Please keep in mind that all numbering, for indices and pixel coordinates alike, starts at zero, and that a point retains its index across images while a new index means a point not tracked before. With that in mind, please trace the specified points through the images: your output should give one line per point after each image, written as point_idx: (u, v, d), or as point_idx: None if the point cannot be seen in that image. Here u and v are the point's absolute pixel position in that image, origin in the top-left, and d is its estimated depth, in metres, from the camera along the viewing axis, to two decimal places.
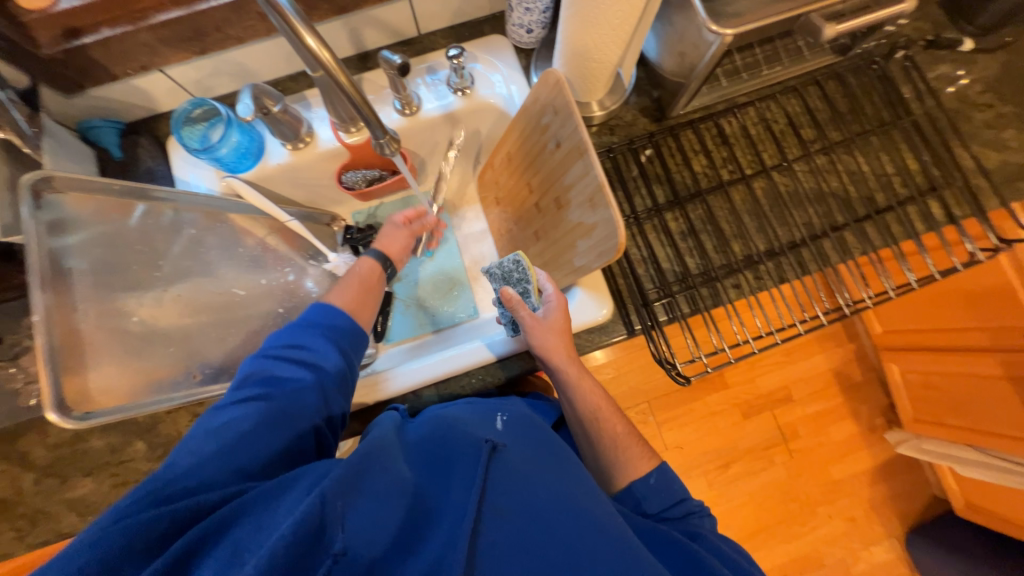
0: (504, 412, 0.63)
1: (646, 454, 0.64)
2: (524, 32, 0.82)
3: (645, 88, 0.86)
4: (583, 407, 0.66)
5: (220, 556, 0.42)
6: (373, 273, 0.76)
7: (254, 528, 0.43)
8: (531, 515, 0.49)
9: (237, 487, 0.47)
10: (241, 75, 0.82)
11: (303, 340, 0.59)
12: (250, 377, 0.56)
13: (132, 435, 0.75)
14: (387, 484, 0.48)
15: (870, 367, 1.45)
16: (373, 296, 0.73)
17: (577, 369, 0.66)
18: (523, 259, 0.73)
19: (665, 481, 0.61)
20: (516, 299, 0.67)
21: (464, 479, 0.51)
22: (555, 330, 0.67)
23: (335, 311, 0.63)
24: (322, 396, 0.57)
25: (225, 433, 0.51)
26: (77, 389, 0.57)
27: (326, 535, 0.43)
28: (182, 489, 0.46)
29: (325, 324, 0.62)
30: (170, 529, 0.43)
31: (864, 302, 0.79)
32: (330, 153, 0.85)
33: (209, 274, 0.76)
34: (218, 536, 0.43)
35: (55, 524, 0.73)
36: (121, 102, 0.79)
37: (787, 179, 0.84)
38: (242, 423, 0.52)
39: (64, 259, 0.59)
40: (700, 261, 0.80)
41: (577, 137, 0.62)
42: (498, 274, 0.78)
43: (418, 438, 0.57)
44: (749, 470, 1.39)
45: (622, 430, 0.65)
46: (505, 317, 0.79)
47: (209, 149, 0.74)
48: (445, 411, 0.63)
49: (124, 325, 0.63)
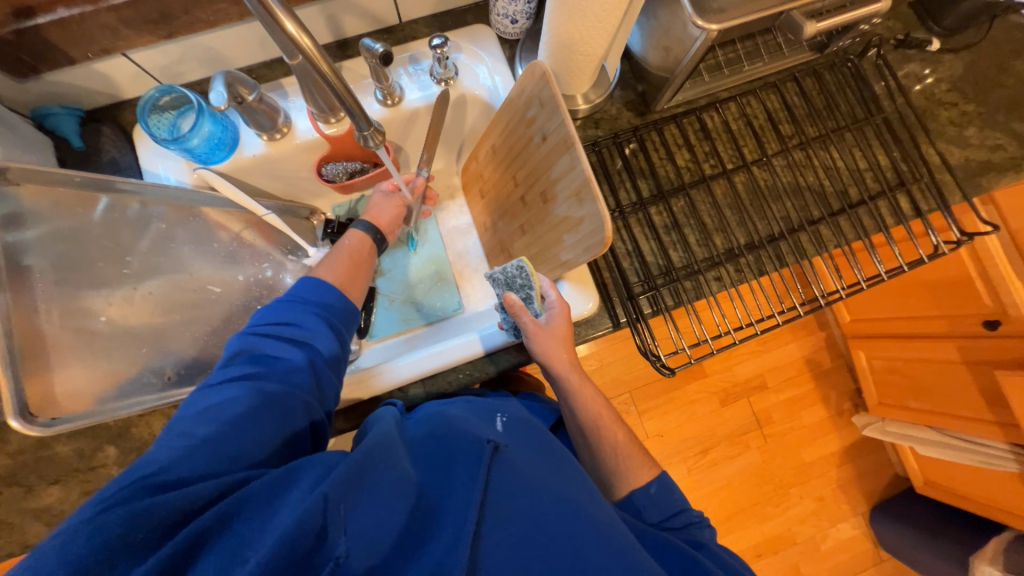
0: (503, 412, 0.65)
1: (647, 462, 0.65)
2: (508, 22, 0.80)
3: (629, 81, 0.86)
4: (585, 414, 0.67)
5: (222, 552, 0.41)
6: (364, 245, 0.77)
7: (254, 528, 0.42)
8: (535, 515, 0.49)
9: (243, 473, 0.46)
10: (212, 61, 0.78)
11: (292, 317, 0.59)
12: (239, 354, 0.54)
13: (102, 440, 0.71)
14: (387, 484, 0.48)
15: (839, 355, 1.52)
16: (364, 272, 0.73)
17: (578, 377, 0.67)
18: (527, 265, 0.69)
19: (665, 490, 0.62)
20: (519, 306, 0.66)
21: (466, 481, 0.51)
22: (558, 338, 0.67)
23: (325, 287, 0.63)
24: (314, 375, 0.56)
25: (219, 414, 0.49)
26: (42, 394, 0.55)
27: (329, 534, 0.42)
28: (178, 476, 0.44)
29: (315, 301, 0.61)
30: (168, 520, 0.41)
31: (838, 294, 0.82)
32: (309, 145, 0.82)
33: (181, 270, 0.72)
34: (221, 529, 0.42)
35: (19, 536, 0.69)
36: (81, 88, 0.74)
37: (766, 173, 0.86)
38: (235, 404, 0.50)
39: (23, 256, 0.56)
40: (683, 254, 0.82)
41: (563, 131, 0.61)
42: (501, 279, 0.73)
43: (419, 437, 0.58)
44: (726, 455, 1.44)
45: (623, 437, 0.67)
46: (507, 322, 0.76)
47: (179, 140, 0.69)
48: (446, 409, 0.64)
49: (92, 325, 0.60)
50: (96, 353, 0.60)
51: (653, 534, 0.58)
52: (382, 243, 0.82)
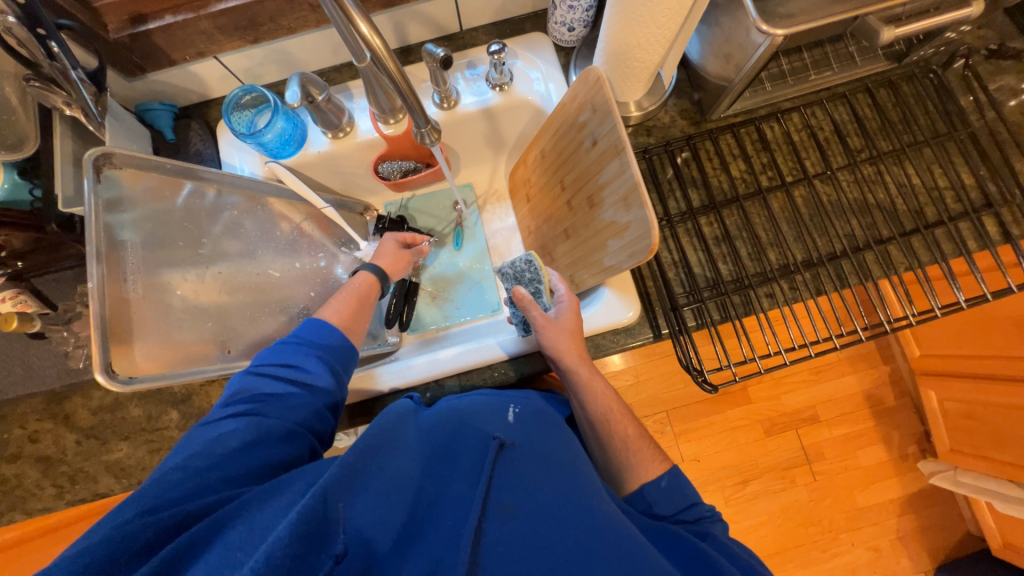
0: (517, 404, 0.65)
1: (658, 456, 0.65)
2: (565, 30, 0.82)
3: (685, 90, 0.85)
4: (595, 407, 0.67)
5: (212, 557, 0.43)
6: (371, 289, 0.76)
7: (252, 525, 0.44)
8: (538, 508, 0.50)
9: (229, 492, 0.48)
10: (289, 64, 0.85)
11: (294, 360, 0.60)
12: (240, 393, 0.56)
13: (168, 404, 0.78)
14: (386, 479, 0.50)
15: (904, 392, 1.39)
16: (367, 313, 0.74)
17: (588, 370, 0.67)
18: (535, 259, 0.75)
19: (677, 484, 0.61)
20: (528, 300, 0.69)
21: (469, 475, 0.52)
22: (567, 331, 0.68)
23: (328, 329, 0.65)
24: (314, 413, 0.59)
25: (217, 447, 0.51)
26: (123, 357, 0.60)
27: (329, 533, 0.44)
28: (166, 500, 0.46)
29: (319, 344, 0.63)
30: (157, 536, 0.44)
31: (906, 321, 0.75)
32: (368, 144, 0.86)
33: (249, 257, 0.79)
34: (210, 538, 0.44)
35: (92, 485, 0.76)
36: (178, 87, 0.83)
37: (829, 188, 0.81)
38: (230, 440, 0.52)
39: (119, 232, 0.62)
40: (733, 268, 0.78)
41: (614, 136, 0.61)
42: (511, 274, 0.81)
43: (431, 427, 0.59)
44: (768, 489, 1.35)
45: (633, 432, 0.66)
46: (517, 317, 0.80)
47: (255, 135, 0.76)
48: (457, 404, 0.65)
49: (167, 299, 0.66)
50: (170, 325, 0.66)
51: (672, 539, 0.56)
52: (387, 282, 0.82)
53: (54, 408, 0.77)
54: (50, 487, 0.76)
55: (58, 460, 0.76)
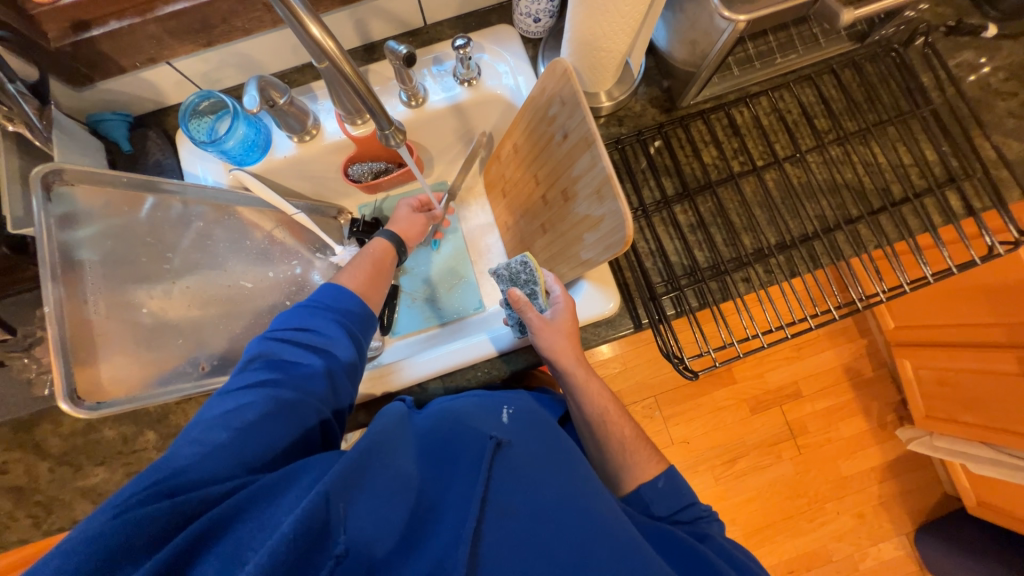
0: (511, 405, 0.65)
1: (654, 457, 0.65)
2: (531, 21, 0.80)
3: (654, 77, 0.84)
4: (591, 409, 0.67)
5: (223, 551, 0.41)
6: (387, 255, 0.76)
7: (261, 523, 0.42)
8: (537, 508, 0.50)
9: (243, 479, 0.46)
10: (247, 67, 0.82)
11: (314, 324, 0.60)
12: (258, 359, 0.56)
13: (143, 425, 0.76)
14: (387, 482, 0.49)
15: (881, 363, 1.43)
16: (384, 280, 0.73)
17: (584, 372, 0.68)
18: (531, 262, 0.72)
19: (673, 486, 0.62)
20: (524, 301, 0.67)
21: (468, 476, 0.52)
22: (563, 332, 0.68)
23: (347, 294, 0.64)
24: (331, 382, 0.57)
25: (234, 420, 0.50)
26: (90, 380, 0.58)
27: (329, 534, 0.42)
28: (186, 482, 0.45)
29: (336, 308, 0.62)
30: (170, 523, 0.41)
31: (877, 297, 0.77)
32: (336, 146, 0.84)
33: (217, 267, 0.76)
34: (222, 531, 0.42)
35: (69, 512, 0.74)
36: (131, 95, 0.79)
37: (799, 170, 0.82)
38: (247, 411, 0.50)
39: (76, 251, 0.59)
40: (709, 254, 0.79)
41: (584, 128, 0.61)
42: (507, 275, 0.77)
43: (428, 432, 0.59)
44: (756, 465, 1.38)
45: (630, 432, 0.67)
46: (511, 318, 0.77)
47: (216, 142, 0.73)
48: (453, 404, 0.65)
49: (136, 316, 0.64)
50: (139, 344, 0.64)
51: (662, 533, 0.57)
52: (403, 251, 0.82)
53: (22, 437, 0.74)
54: (25, 517, 0.74)
55: (30, 490, 0.74)
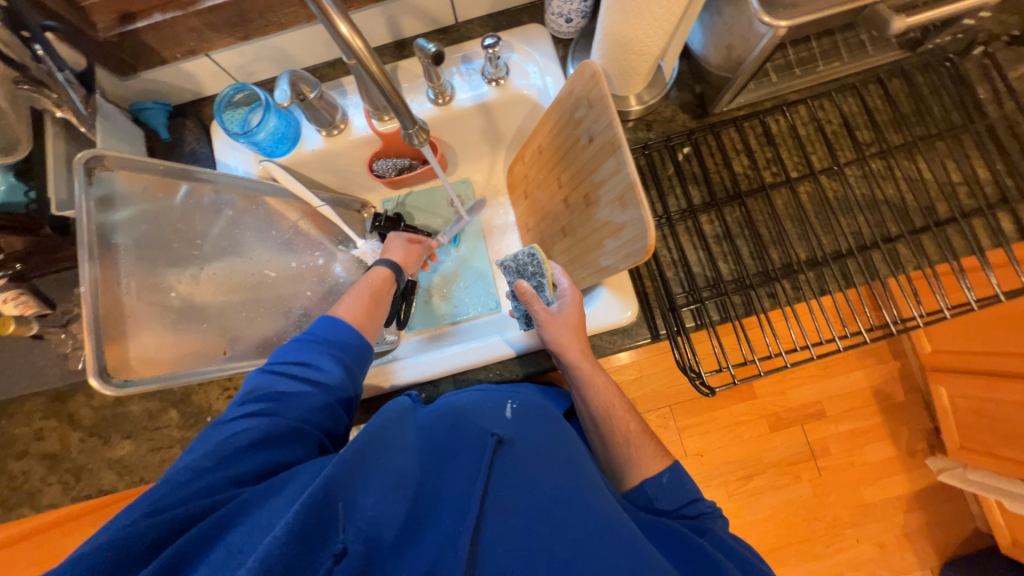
0: (515, 400, 0.65)
1: (659, 453, 0.63)
2: (563, 21, 0.79)
3: (687, 82, 0.82)
4: (597, 403, 0.67)
5: (214, 558, 0.43)
6: (386, 283, 0.75)
7: (251, 526, 0.45)
8: (536, 505, 0.50)
9: (228, 493, 0.47)
10: (282, 61, 0.84)
11: (309, 359, 0.59)
12: (254, 392, 0.55)
13: (168, 403, 0.79)
14: (384, 480, 0.49)
15: (914, 387, 1.36)
16: (381, 311, 0.72)
17: (590, 366, 0.68)
18: (538, 253, 0.74)
19: (677, 481, 0.60)
20: (530, 294, 0.68)
21: (468, 472, 0.52)
22: (569, 325, 0.69)
23: (344, 328, 0.63)
24: (328, 413, 0.58)
25: (225, 448, 0.50)
26: (118, 357, 0.59)
27: (327, 536, 0.43)
28: (175, 499, 0.46)
29: (333, 341, 0.61)
30: (161, 535, 0.44)
31: (913, 321, 0.73)
32: (363, 141, 0.85)
33: (242, 255, 0.78)
34: (214, 538, 0.45)
35: (95, 481, 0.78)
36: (171, 85, 0.82)
37: (836, 184, 0.78)
38: (241, 438, 0.51)
39: (112, 234, 0.62)
40: (734, 267, 0.77)
41: (610, 133, 0.59)
42: (513, 267, 0.78)
43: (428, 425, 0.59)
44: (772, 484, 1.34)
45: (635, 427, 0.66)
46: (518, 311, 0.80)
47: (249, 134, 0.75)
48: (455, 399, 0.65)
49: (164, 299, 0.66)
50: (166, 326, 0.65)
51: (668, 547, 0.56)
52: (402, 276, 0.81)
53: (58, 407, 0.78)
54: (56, 483, 0.78)
55: (62, 457, 0.78)
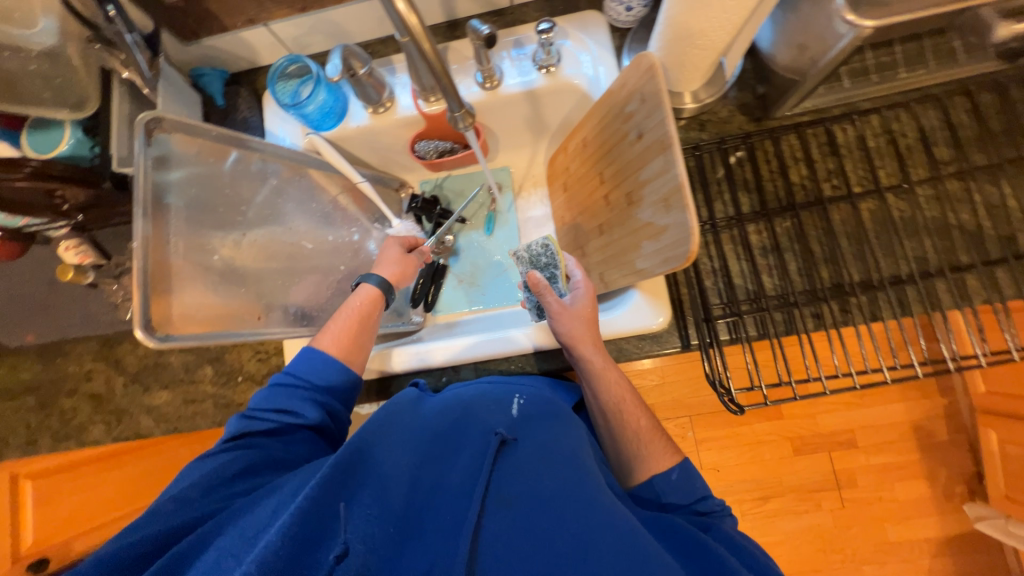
0: (521, 394, 0.65)
1: (670, 448, 0.63)
2: (622, 9, 0.76)
3: (748, 81, 0.77)
4: (607, 398, 0.65)
5: (206, 558, 0.47)
6: (372, 307, 0.71)
7: (241, 530, 0.48)
8: (536, 500, 0.49)
9: (218, 506, 0.52)
10: (335, 35, 0.84)
11: (290, 406, 0.61)
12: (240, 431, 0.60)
13: (204, 359, 0.83)
14: (384, 477, 0.51)
15: (960, 428, 1.27)
16: (367, 338, 0.69)
17: (602, 360, 0.66)
18: (553, 244, 0.74)
19: (687, 477, 0.60)
20: (542, 285, 0.68)
21: (469, 468, 0.52)
22: (582, 318, 0.68)
23: (328, 369, 0.63)
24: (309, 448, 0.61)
25: (215, 475, 0.55)
26: (162, 312, 0.60)
27: (324, 540, 0.45)
28: (169, 510, 0.51)
29: (315, 385, 0.63)
30: (153, 548, 0.48)
31: (977, 359, 0.67)
32: (407, 121, 0.85)
33: (282, 224, 0.80)
34: (205, 544, 0.49)
35: (133, 425, 0.83)
36: (229, 53, 0.84)
37: (903, 204, 0.72)
38: (230, 466, 0.56)
39: (165, 194, 0.63)
40: (779, 282, 0.72)
41: (662, 130, 0.56)
42: (527, 258, 0.81)
43: (433, 419, 0.61)
44: (789, 509, 1.29)
45: (646, 423, 0.64)
46: (530, 302, 0.82)
47: (298, 106, 0.78)
48: (460, 393, 0.67)
49: (208, 261, 0.68)
50: (207, 286, 0.67)
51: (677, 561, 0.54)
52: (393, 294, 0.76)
53: (107, 352, 0.84)
54: (99, 422, 0.83)
55: (107, 398, 0.84)
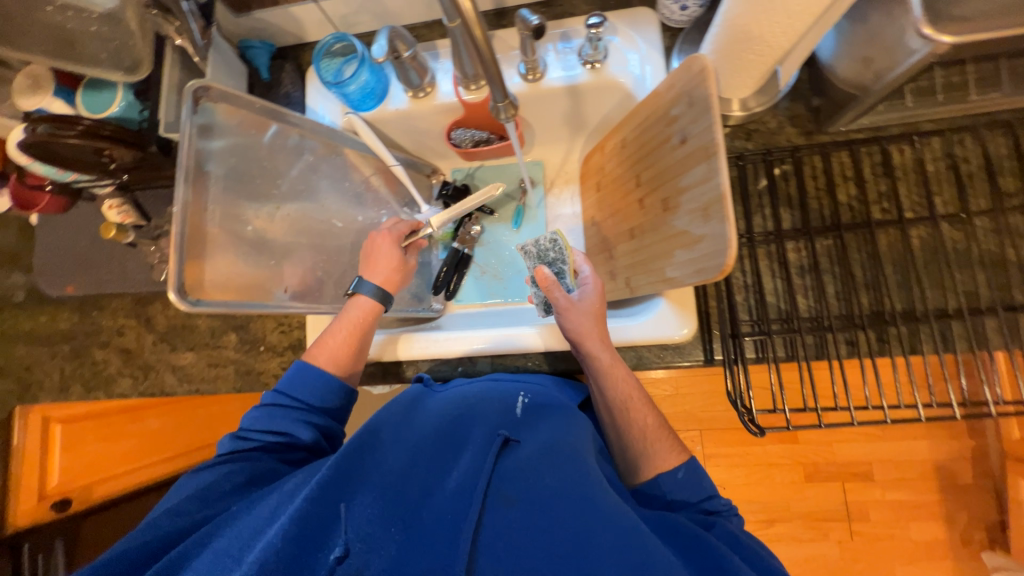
0: (526, 391, 0.67)
1: (676, 447, 0.62)
2: (677, 8, 0.73)
3: (803, 92, 0.74)
4: (613, 395, 0.64)
5: (202, 559, 0.48)
6: (368, 317, 0.71)
7: (235, 532, 0.50)
8: (537, 499, 0.49)
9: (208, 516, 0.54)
10: (382, 15, 0.84)
11: (284, 428, 0.63)
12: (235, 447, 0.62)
13: (229, 326, 0.85)
14: (382, 474, 0.52)
15: (987, 473, 1.20)
16: (360, 352, 0.70)
17: (610, 357, 0.65)
18: (561, 239, 0.73)
19: (694, 477, 0.59)
20: (550, 281, 0.66)
21: (472, 467, 0.53)
22: (589, 314, 0.66)
23: (323, 389, 0.66)
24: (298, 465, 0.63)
25: (210, 490, 0.57)
26: (195, 276, 0.62)
27: (325, 540, 0.46)
28: (167, 521, 0.53)
29: (310, 407, 0.65)
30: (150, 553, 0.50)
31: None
32: (445, 108, 0.85)
33: (315, 201, 0.81)
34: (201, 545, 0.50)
35: (158, 382, 0.86)
36: (278, 27, 0.85)
37: (958, 233, 0.68)
38: (225, 482, 0.58)
39: (206, 162, 0.65)
40: (814, 304, 0.70)
41: (708, 137, 0.54)
42: (535, 252, 0.78)
43: (437, 416, 0.62)
44: (795, 536, 1.25)
45: (652, 422, 0.63)
46: (539, 297, 0.80)
47: (340, 85, 0.78)
48: (465, 390, 0.68)
49: (241, 230, 0.69)
50: (237, 255, 0.68)
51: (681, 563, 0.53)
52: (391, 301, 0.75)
53: (139, 309, 0.87)
54: (127, 376, 0.86)
55: (136, 354, 0.87)
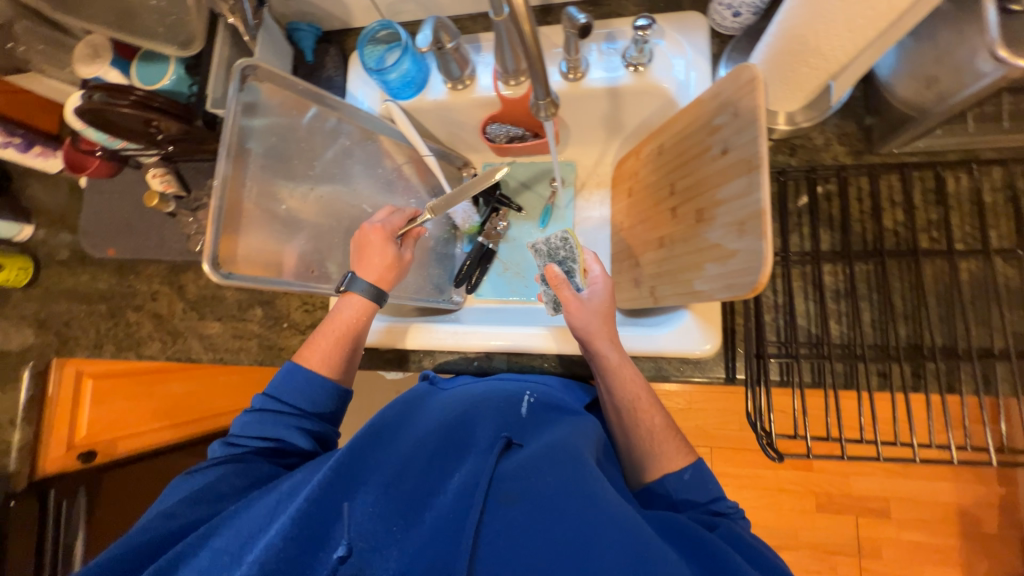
0: (532, 391, 0.66)
1: (683, 449, 0.61)
2: (729, 14, 0.71)
3: (855, 110, 0.71)
4: (621, 397, 0.63)
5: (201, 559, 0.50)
6: (360, 316, 0.71)
7: (235, 531, 0.51)
8: (538, 499, 0.48)
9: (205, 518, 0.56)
10: (429, 5, 0.85)
11: (277, 433, 0.64)
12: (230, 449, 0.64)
13: (256, 301, 0.88)
14: (383, 474, 0.52)
15: (1015, 523, 1.14)
16: (351, 352, 0.71)
17: (619, 356, 0.64)
18: (573, 238, 0.72)
19: (700, 479, 0.58)
20: (559, 279, 0.67)
21: (474, 466, 0.53)
22: (599, 313, 0.65)
23: (314, 390, 0.66)
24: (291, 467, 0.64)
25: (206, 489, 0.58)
26: (228, 249, 0.64)
27: (327, 539, 0.47)
28: (164, 519, 0.54)
29: (302, 411, 0.66)
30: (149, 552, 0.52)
31: None
32: (483, 101, 0.85)
33: (348, 185, 0.82)
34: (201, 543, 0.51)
35: (184, 348, 0.89)
36: (326, 11, 0.87)
37: (1011, 271, 0.65)
38: (222, 482, 0.59)
39: (247, 139, 0.67)
40: (846, 331, 0.67)
41: (750, 149, 0.52)
42: (545, 250, 0.78)
43: (444, 412, 0.62)
44: (801, 566, 1.21)
45: (660, 422, 0.62)
46: (548, 295, 0.79)
47: (382, 72, 0.79)
48: (470, 389, 0.68)
49: (275, 208, 0.71)
50: (268, 233, 0.70)
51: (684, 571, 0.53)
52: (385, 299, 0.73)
53: (173, 277, 0.90)
54: (157, 339, 0.90)
55: (166, 319, 0.90)
